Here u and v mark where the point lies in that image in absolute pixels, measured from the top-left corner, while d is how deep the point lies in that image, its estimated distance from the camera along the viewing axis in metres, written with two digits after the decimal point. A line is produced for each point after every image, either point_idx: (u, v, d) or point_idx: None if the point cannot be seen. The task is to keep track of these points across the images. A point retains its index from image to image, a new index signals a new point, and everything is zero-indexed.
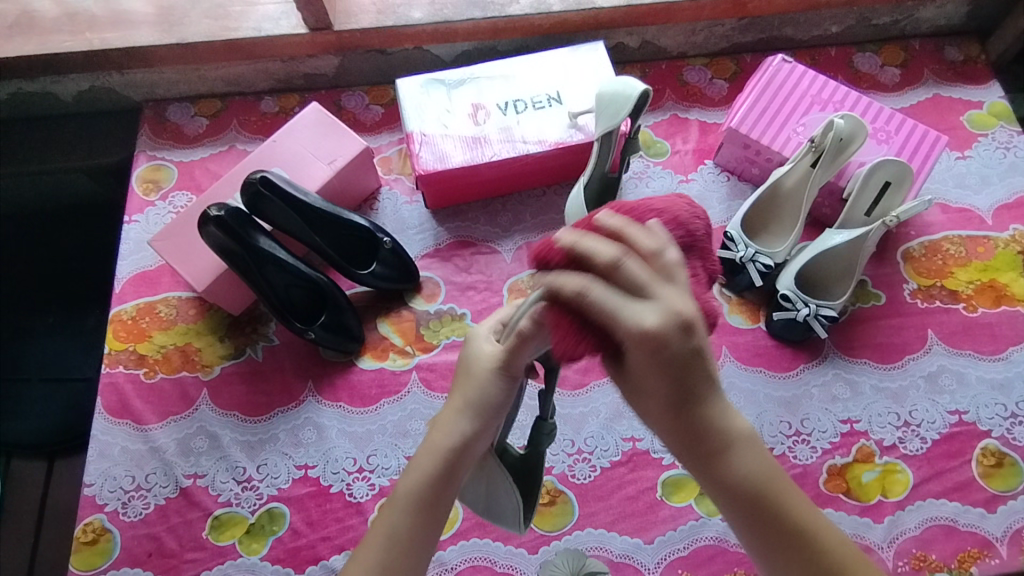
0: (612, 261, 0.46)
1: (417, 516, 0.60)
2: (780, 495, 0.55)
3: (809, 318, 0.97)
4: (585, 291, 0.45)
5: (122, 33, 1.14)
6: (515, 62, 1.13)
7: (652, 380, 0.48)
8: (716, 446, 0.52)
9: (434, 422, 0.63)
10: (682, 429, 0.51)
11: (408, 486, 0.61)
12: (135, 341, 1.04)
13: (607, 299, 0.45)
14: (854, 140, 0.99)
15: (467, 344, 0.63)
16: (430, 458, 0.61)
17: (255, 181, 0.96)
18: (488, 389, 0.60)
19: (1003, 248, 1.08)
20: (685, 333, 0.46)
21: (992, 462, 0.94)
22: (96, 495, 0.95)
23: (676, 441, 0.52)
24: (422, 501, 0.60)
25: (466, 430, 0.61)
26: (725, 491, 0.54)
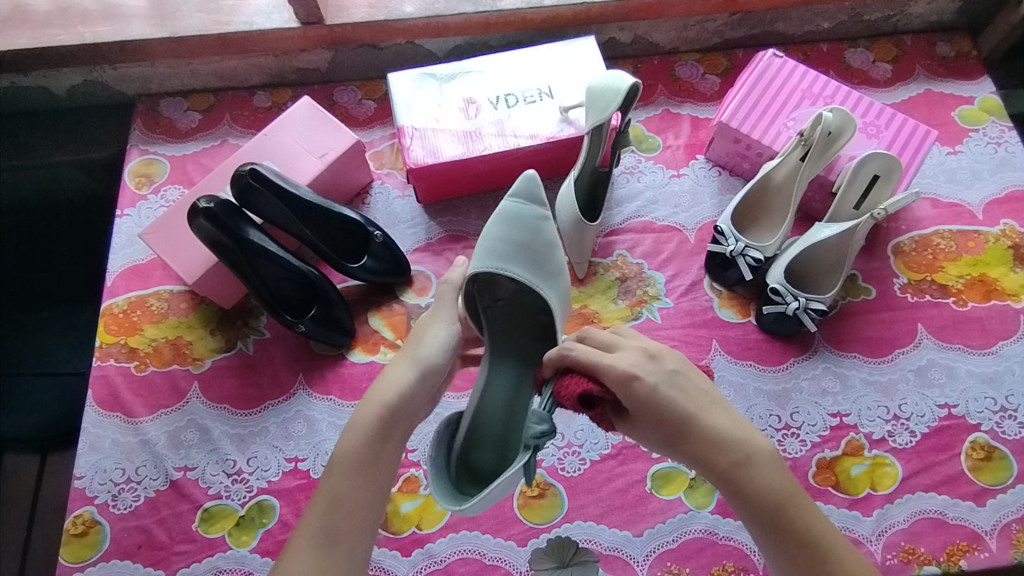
0: (560, 353, 0.69)
1: (354, 479, 0.68)
2: (796, 507, 0.67)
3: (799, 311, 0.97)
4: (569, 349, 0.68)
5: (114, 27, 1.14)
6: (507, 57, 1.13)
7: (648, 412, 0.67)
8: (737, 457, 0.68)
9: (379, 382, 0.75)
10: (695, 453, 0.68)
11: (346, 450, 0.70)
12: (126, 334, 1.04)
13: (587, 354, 0.68)
14: (843, 133, 0.99)
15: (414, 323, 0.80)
16: (363, 422, 0.71)
17: (244, 174, 0.95)
18: (420, 343, 0.77)
19: (994, 243, 1.08)
20: (653, 364, 0.69)
21: (981, 456, 0.95)
22: (86, 488, 0.95)
23: (698, 461, 0.68)
24: (356, 461, 0.69)
25: (392, 395, 0.73)
26: (751, 506, 0.67)
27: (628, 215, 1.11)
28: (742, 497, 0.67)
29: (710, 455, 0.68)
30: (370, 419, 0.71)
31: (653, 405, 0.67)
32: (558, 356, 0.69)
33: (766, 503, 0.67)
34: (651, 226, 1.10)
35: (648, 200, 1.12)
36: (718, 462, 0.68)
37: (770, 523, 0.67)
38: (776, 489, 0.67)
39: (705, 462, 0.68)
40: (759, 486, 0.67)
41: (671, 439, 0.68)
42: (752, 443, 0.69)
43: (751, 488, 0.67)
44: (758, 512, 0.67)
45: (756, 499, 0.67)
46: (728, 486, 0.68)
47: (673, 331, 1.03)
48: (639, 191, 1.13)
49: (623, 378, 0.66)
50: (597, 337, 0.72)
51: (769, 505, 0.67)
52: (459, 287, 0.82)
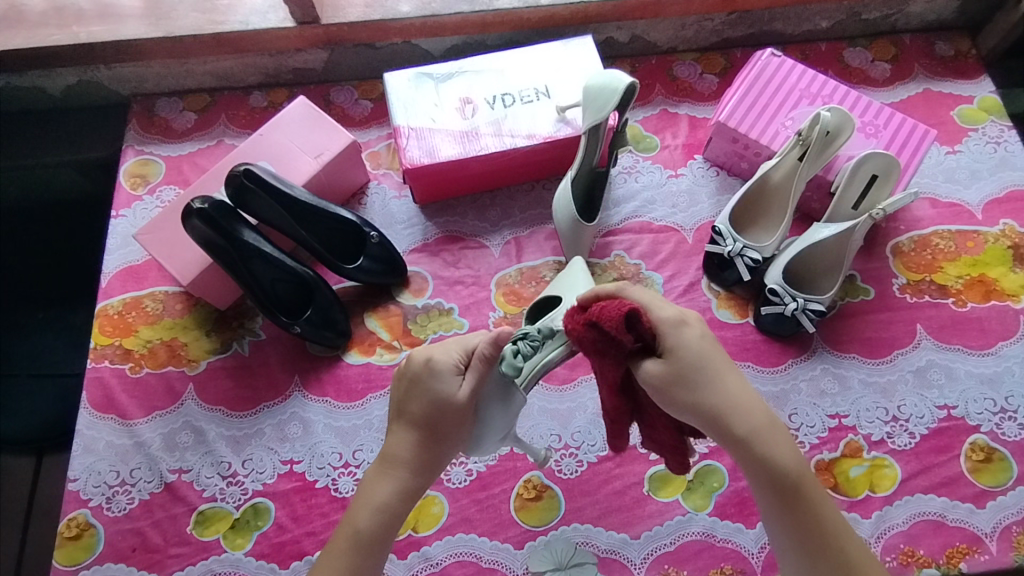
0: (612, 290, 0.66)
1: (375, 558, 0.67)
2: (807, 485, 0.65)
3: (797, 312, 0.97)
4: (625, 287, 0.66)
5: (109, 26, 1.14)
6: (504, 56, 1.12)
7: (681, 360, 0.64)
8: (756, 424, 0.65)
9: (399, 448, 0.70)
10: (721, 409, 0.65)
11: (368, 528, 0.67)
12: (121, 336, 1.03)
13: (642, 294, 0.66)
14: (842, 133, 0.97)
15: (430, 382, 0.70)
16: (396, 512, 0.68)
17: (239, 175, 0.95)
18: (451, 420, 0.70)
19: (993, 243, 1.07)
20: (699, 322, 0.68)
21: (981, 457, 0.94)
22: (80, 490, 0.94)
23: (719, 415, 0.65)
24: (379, 545, 0.67)
25: (416, 479, 0.70)
26: (770, 475, 0.64)
27: (626, 215, 1.11)
28: (758, 465, 0.65)
29: (734, 415, 0.65)
30: (402, 504, 0.69)
31: (687, 357, 0.64)
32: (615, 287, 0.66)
33: (785, 475, 0.64)
34: (649, 226, 1.10)
35: (645, 200, 1.12)
36: (740, 426, 0.65)
37: (781, 497, 0.65)
38: (794, 464, 0.65)
39: (728, 417, 0.65)
40: (781, 457, 0.65)
41: (699, 386, 0.64)
42: (775, 416, 0.67)
43: (766, 458, 0.64)
44: (771, 483, 0.65)
45: (771, 469, 0.64)
46: (747, 449, 0.65)
47: None
48: (637, 191, 1.12)
49: (674, 320, 0.66)
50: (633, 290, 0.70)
51: (788, 480, 0.64)
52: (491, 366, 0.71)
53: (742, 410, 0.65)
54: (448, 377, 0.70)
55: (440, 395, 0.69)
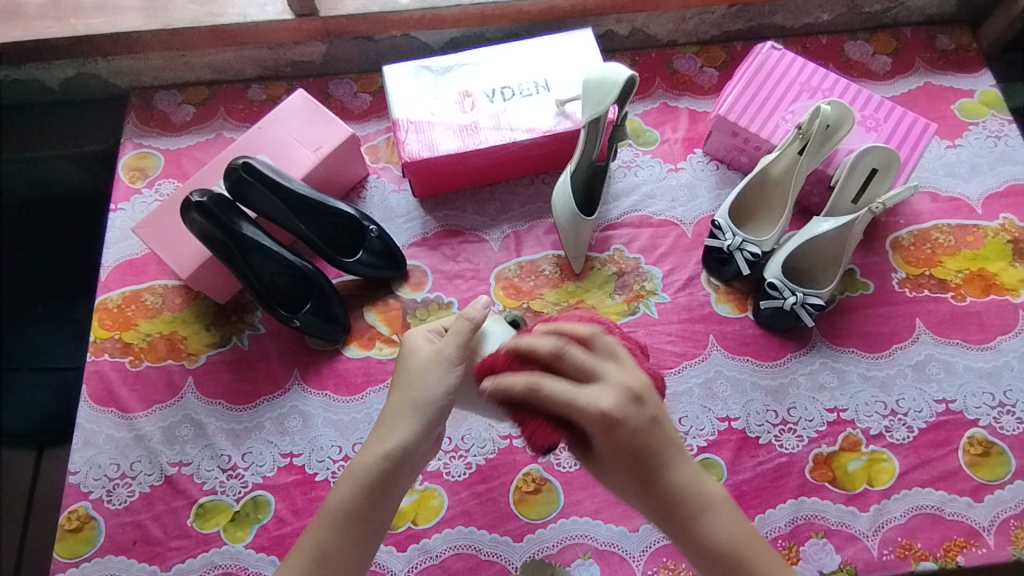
0: (527, 389, 0.64)
1: (345, 534, 0.69)
2: (749, 561, 0.68)
3: (796, 306, 0.97)
4: (537, 383, 0.64)
5: (106, 19, 1.13)
6: (503, 49, 1.12)
7: (614, 455, 0.67)
8: (692, 506, 0.68)
9: (382, 423, 0.71)
10: (658, 499, 0.68)
11: (339, 502, 0.69)
12: (120, 329, 1.03)
13: (560, 391, 0.64)
14: (842, 126, 0.97)
15: (406, 345, 0.74)
16: (362, 477, 0.69)
17: (237, 168, 0.94)
18: (426, 377, 0.69)
19: (993, 237, 1.07)
20: (635, 406, 0.65)
21: (979, 451, 0.94)
22: (81, 483, 0.94)
23: (656, 507, 0.69)
24: (348, 517, 0.69)
25: (389, 444, 0.69)
26: (708, 556, 0.68)
27: (625, 209, 1.11)
28: (694, 547, 0.69)
29: (672, 505, 0.68)
30: (371, 472, 0.69)
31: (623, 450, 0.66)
32: (526, 387, 0.64)
33: (719, 554, 0.68)
34: (648, 220, 1.10)
35: (645, 194, 1.12)
36: (675, 513, 0.69)
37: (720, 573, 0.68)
38: (732, 542, 0.68)
39: (664, 512, 0.69)
40: (716, 536, 0.68)
41: (637, 480, 0.68)
42: (722, 492, 0.71)
43: (702, 539, 0.68)
44: (712, 561, 0.68)
45: (706, 550, 0.68)
46: (687, 537, 0.69)
47: (670, 326, 1.03)
48: (636, 185, 1.12)
49: (600, 419, 0.64)
50: (573, 361, 0.66)
51: (723, 558, 0.68)
52: (473, 326, 0.70)
53: (678, 493, 0.68)
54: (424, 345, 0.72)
55: (419, 359, 0.71)
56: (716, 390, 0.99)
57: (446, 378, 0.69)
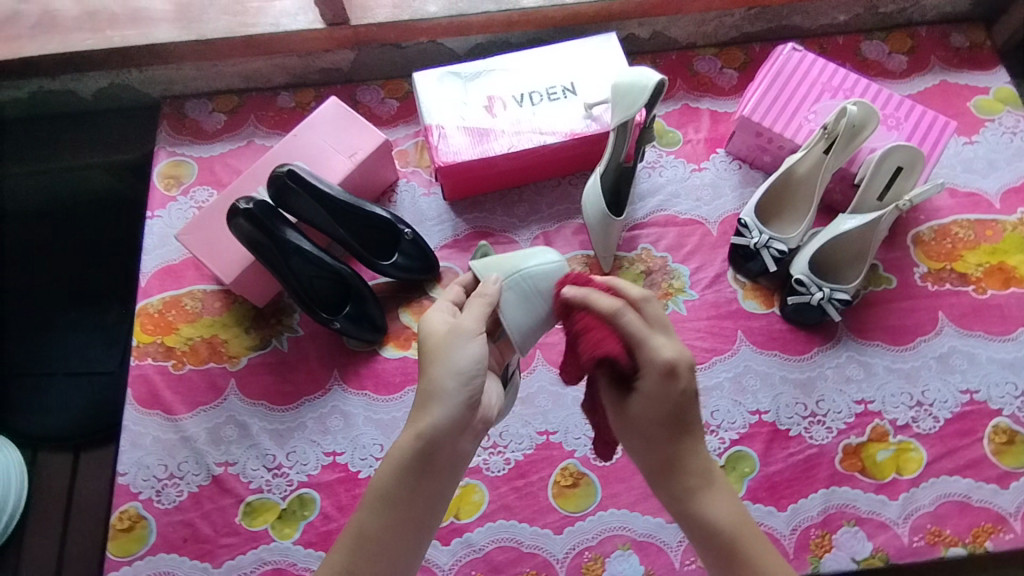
0: (614, 309, 0.68)
1: (384, 516, 0.67)
2: (751, 543, 0.67)
3: (823, 301, 0.99)
4: (622, 311, 0.67)
5: (142, 30, 1.15)
6: (530, 54, 1.14)
7: (653, 406, 0.67)
8: (701, 479, 0.69)
9: (415, 404, 0.71)
10: (671, 461, 0.69)
11: (378, 484, 0.69)
12: (162, 334, 1.06)
13: (637, 326, 0.67)
14: (866, 127, 0.99)
15: (424, 323, 0.74)
16: (397, 459, 0.68)
17: (281, 175, 0.97)
18: (453, 351, 0.70)
19: (1011, 231, 1.10)
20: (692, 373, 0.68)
21: (1004, 440, 0.97)
22: (131, 484, 0.97)
23: (667, 466, 0.69)
24: (385, 501, 0.68)
25: (422, 423, 0.68)
26: (703, 529, 0.68)
27: (651, 209, 1.13)
28: (694, 519, 0.68)
29: (675, 475, 0.69)
30: (406, 452, 0.68)
31: (660, 410, 0.67)
32: (614, 308, 0.68)
33: (722, 529, 0.67)
34: (674, 219, 1.12)
35: (670, 194, 1.14)
36: (682, 483, 0.68)
37: (721, 554, 0.67)
38: (731, 519, 0.68)
39: (668, 476, 0.69)
40: (712, 519, 0.68)
41: (661, 439, 0.68)
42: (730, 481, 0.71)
43: (705, 513, 0.68)
44: (707, 534, 0.68)
45: (707, 527, 0.68)
46: (682, 509, 0.69)
47: (699, 322, 1.05)
48: (661, 185, 1.15)
49: (662, 368, 0.66)
50: (654, 312, 0.70)
51: (724, 533, 0.67)
52: (489, 304, 0.75)
53: (694, 457, 0.69)
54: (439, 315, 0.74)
55: (445, 334, 0.71)
56: (746, 384, 1.01)
57: (471, 347, 0.71)
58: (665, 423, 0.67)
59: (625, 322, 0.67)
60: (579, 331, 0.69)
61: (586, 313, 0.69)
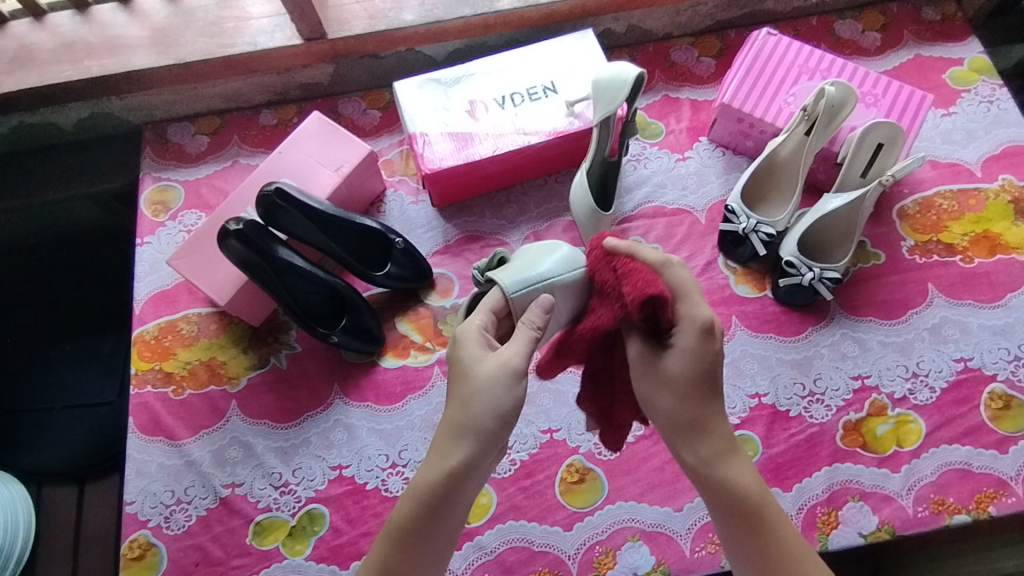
0: (662, 261, 0.68)
1: (405, 552, 0.70)
2: (771, 512, 0.70)
3: (814, 281, 1.00)
4: (671, 263, 0.68)
5: (118, 58, 1.14)
6: (509, 56, 1.15)
7: (687, 363, 0.68)
8: (727, 445, 0.71)
9: (442, 439, 0.71)
10: (697, 424, 0.70)
11: (403, 519, 0.71)
12: (160, 360, 1.06)
13: (684, 278, 0.68)
14: (846, 106, 1.00)
15: (461, 351, 0.71)
16: (422, 497, 0.70)
17: (269, 193, 0.96)
18: (492, 392, 0.68)
19: (994, 199, 1.11)
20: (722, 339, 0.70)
21: (1000, 405, 0.98)
22: (139, 512, 0.97)
23: (692, 427, 0.70)
24: (411, 536, 0.70)
25: (451, 462, 0.70)
26: (724, 493, 0.70)
27: (639, 201, 1.14)
28: (717, 483, 0.70)
29: (699, 434, 0.70)
30: (431, 491, 0.70)
31: (692, 368, 0.68)
32: (663, 259, 0.68)
33: (745, 495, 0.69)
34: (662, 210, 1.13)
35: (656, 185, 1.15)
36: (705, 447, 0.70)
37: (741, 517, 0.70)
38: (753, 488, 0.70)
39: (693, 436, 0.70)
40: (736, 479, 0.70)
41: (691, 398, 0.69)
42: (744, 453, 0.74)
43: (726, 477, 0.70)
44: (727, 498, 0.70)
45: (728, 490, 0.70)
46: (707, 470, 0.70)
47: None
48: (647, 177, 1.16)
49: (703, 325, 0.67)
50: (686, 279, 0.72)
51: (747, 499, 0.69)
52: (537, 334, 0.70)
53: (716, 422, 0.71)
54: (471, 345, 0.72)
55: (485, 372, 0.69)
56: (744, 368, 1.02)
57: (511, 390, 0.69)
58: (696, 380, 0.68)
59: (673, 274, 0.68)
60: (621, 277, 0.68)
61: (631, 261, 0.68)
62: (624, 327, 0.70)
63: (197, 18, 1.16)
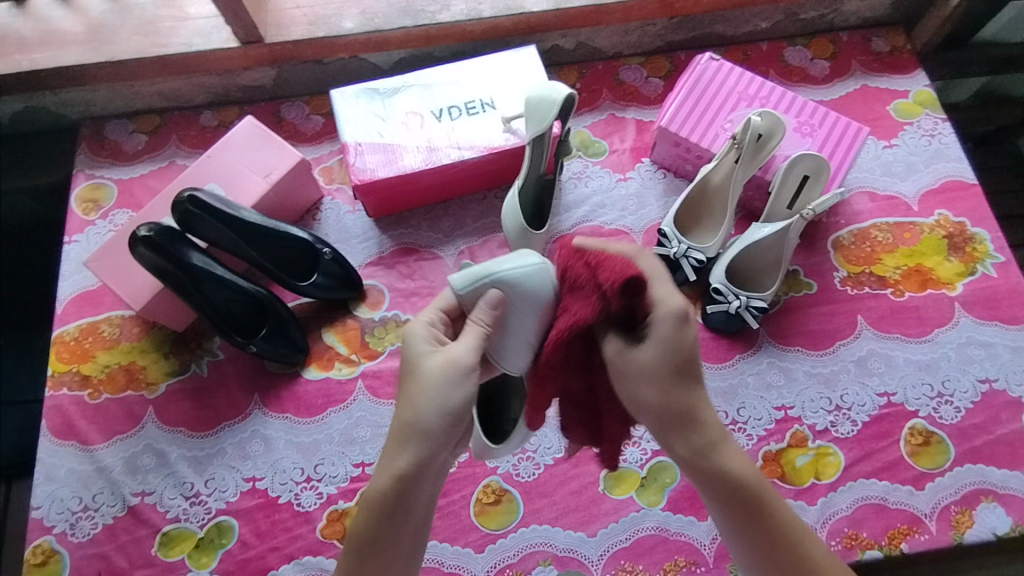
0: (632, 253, 0.66)
1: (366, 559, 0.68)
2: (767, 496, 0.69)
3: (740, 310, 1.00)
4: (639, 254, 0.67)
5: (51, 52, 1.12)
6: (449, 69, 1.14)
7: (668, 351, 0.65)
8: (716, 434, 0.68)
9: (390, 441, 0.68)
10: (685, 415, 0.67)
11: (359, 528, 0.68)
12: (78, 362, 1.04)
13: (651, 269, 0.66)
14: (773, 136, 1.01)
15: (407, 350, 0.69)
16: (374, 504, 0.67)
17: (183, 201, 0.94)
18: (440, 390, 0.66)
19: (929, 233, 1.12)
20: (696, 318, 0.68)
21: (920, 441, 0.98)
22: (44, 518, 0.95)
23: (678, 421, 0.67)
24: (372, 545, 0.68)
25: (400, 463, 0.66)
26: (722, 485, 0.68)
27: (577, 220, 1.13)
28: (712, 477, 0.68)
29: (688, 424, 0.67)
30: (382, 497, 0.67)
31: (670, 360, 0.65)
32: (631, 251, 0.66)
33: (742, 485, 0.68)
34: (600, 230, 1.12)
35: (595, 205, 1.14)
36: (695, 441, 0.67)
37: (742, 508, 0.68)
38: (749, 475, 0.68)
39: (685, 432, 0.67)
40: (734, 469, 0.68)
41: (675, 388, 0.66)
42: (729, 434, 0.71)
43: (720, 469, 0.67)
44: (724, 490, 0.68)
45: (724, 481, 0.67)
46: (703, 463, 0.68)
47: None
48: (587, 196, 1.15)
49: (678, 311, 0.65)
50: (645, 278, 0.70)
51: (745, 488, 0.68)
52: (486, 331, 0.68)
53: (703, 415, 0.68)
54: (421, 343, 0.68)
55: (433, 371, 0.66)
56: None
57: (461, 386, 0.66)
58: (677, 367, 0.65)
59: (645, 264, 0.66)
60: (594, 268, 0.63)
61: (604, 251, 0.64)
62: (596, 326, 0.65)
63: (134, 15, 1.15)
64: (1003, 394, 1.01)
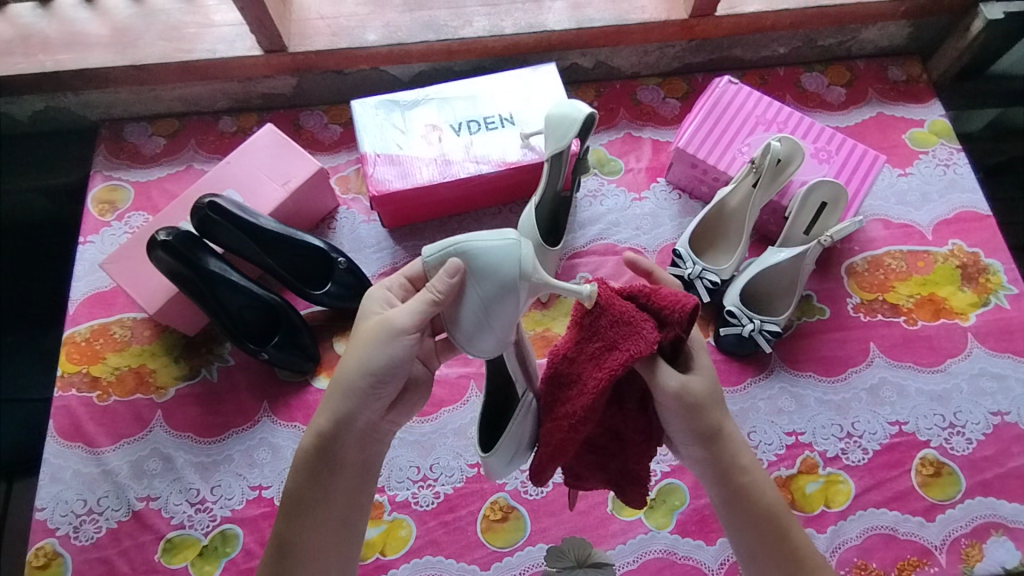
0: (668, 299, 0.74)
1: (295, 519, 0.71)
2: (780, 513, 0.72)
3: (754, 333, 0.99)
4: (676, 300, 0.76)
5: (75, 54, 1.13)
6: (470, 84, 1.15)
7: (706, 377, 0.71)
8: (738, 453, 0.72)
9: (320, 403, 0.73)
10: (718, 430, 0.71)
11: (289, 488, 0.72)
12: (88, 363, 1.04)
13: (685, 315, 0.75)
14: (791, 162, 1.02)
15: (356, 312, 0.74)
16: (299, 460, 0.72)
17: (203, 206, 0.96)
18: (364, 351, 0.69)
19: (942, 263, 1.12)
20: None
21: (931, 471, 0.98)
22: (48, 519, 0.94)
23: (710, 435, 0.71)
24: (298, 504, 0.72)
25: (322, 422, 0.72)
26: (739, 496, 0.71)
27: (591, 237, 1.14)
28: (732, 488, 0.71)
29: (716, 441, 0.71)
30: (306, 454, 0.72)
31: (708, 385, 0.71)
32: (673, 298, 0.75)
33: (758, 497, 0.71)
34: (613, 248, 1.12)
35: (610, 223, 1.15)
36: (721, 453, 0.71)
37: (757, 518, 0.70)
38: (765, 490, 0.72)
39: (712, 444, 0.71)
40: (752, 482, 0.71)
41: (711, 405, 0.71)
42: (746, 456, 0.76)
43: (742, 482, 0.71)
44: (743, 502, 0.71)
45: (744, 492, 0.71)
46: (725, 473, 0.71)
47: None
48: (602, 214, 1.15)
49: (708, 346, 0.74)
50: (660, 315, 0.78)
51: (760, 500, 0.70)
52: (437, 298, 0.66)
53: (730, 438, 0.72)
54: (371, 306, 0.73)
55: (368, 332, 0.70)
56: None
57: (387, 345, 0.68)
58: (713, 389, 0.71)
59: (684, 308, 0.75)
60: (631, 315, 0.66)
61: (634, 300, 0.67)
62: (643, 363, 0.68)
63: (159, 21, 1.16)
64: (1015, 427, 1.00)
